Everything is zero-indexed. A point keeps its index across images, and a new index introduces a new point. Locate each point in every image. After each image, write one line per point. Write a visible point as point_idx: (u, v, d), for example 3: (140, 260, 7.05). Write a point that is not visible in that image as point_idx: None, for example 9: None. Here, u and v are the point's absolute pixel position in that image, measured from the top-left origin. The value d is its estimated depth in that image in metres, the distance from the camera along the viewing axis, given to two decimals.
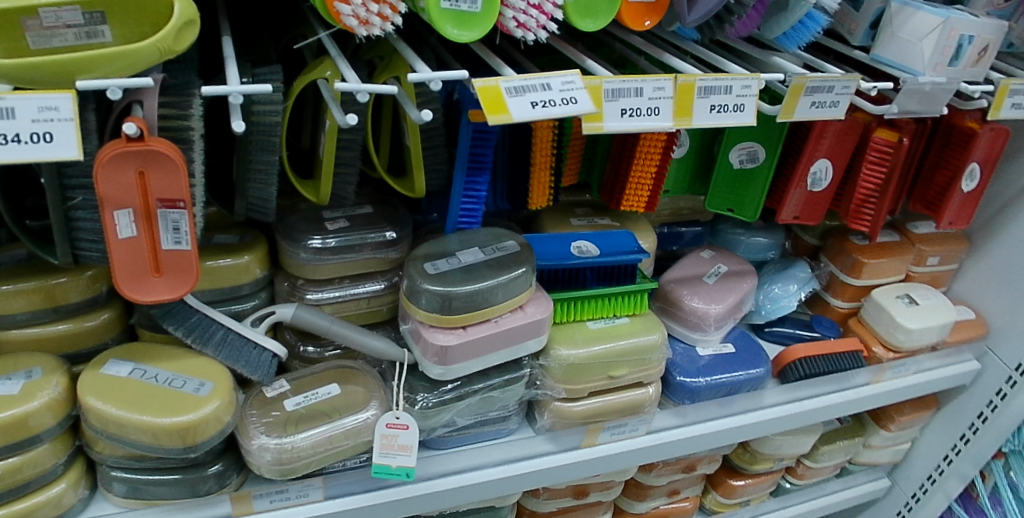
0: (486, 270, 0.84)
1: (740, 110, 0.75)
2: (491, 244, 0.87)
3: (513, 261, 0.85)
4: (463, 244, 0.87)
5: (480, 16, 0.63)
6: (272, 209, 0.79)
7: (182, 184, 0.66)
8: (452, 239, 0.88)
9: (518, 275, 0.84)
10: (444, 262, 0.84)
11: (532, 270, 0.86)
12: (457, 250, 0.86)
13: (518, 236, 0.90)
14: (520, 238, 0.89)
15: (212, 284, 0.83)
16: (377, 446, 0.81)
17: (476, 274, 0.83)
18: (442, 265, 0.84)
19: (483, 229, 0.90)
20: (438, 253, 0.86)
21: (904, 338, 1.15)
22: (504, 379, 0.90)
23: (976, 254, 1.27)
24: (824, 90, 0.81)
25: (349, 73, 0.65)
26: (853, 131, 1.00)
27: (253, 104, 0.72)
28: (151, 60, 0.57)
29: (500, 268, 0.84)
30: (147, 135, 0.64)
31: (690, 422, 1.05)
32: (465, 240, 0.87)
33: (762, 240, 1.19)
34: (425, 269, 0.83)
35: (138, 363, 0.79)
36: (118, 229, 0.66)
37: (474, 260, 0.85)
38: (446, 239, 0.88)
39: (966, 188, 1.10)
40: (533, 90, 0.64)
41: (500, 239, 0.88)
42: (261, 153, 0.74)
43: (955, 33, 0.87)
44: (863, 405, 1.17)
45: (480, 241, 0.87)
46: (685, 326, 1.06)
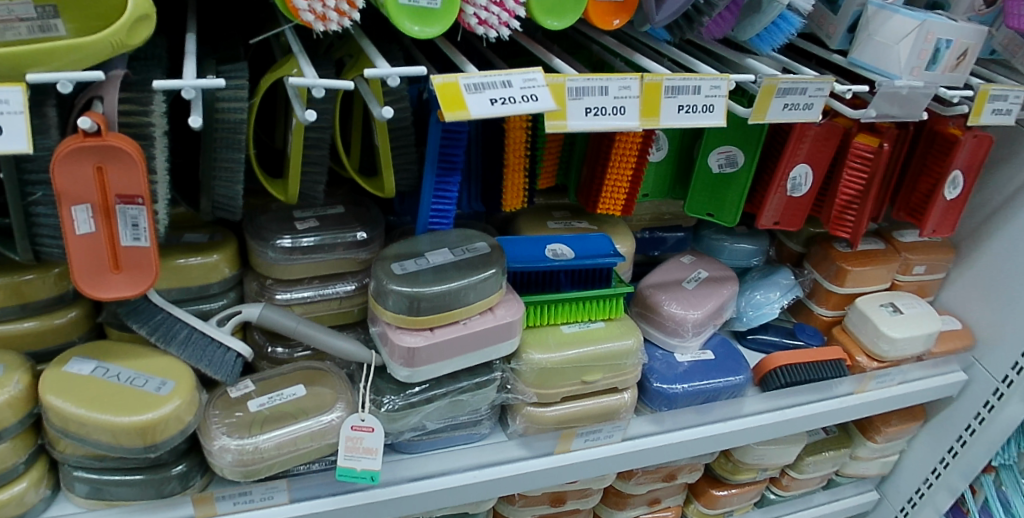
0: (456, 271, 0.84)
1: (709, 111, 0.74)
2: (462, 245, 0.87)
3: (482, 262, 0.85)
4: (433, 245, 0.87)
5: (440, 12, 0.62)
6: (238, 208, 0.79)
7: (140, 181, 0.65)
8: (422, 240, 0.87)
9: (487, 276, 0.84)
10: (413, 262, 0.84)
11: (502, 272, 0.86)
12: (426, 251, 0.86)
13: (489, 239, 0.90)
14: (490, 241, 0.89)
15: (180, 282, 0.82)
16: (342, 448, 0.82)
17: (445, 275, 0.83)
18: (411, 265, 0.84)
19: (454, 230, 0.90)
20: (408, 254, 0.85)
21: (888, 348, 1.14)
22: (473, 382, 0.89)
23: (963, 263, 1.26)
24: (797, 92, 0.80)
25: (309, 69, 0.65)
26: (832, 136, 0.99)
27: (218, 100, 0.71)
28: (104, 54, 0.56)
29: (469, 270, 0.84)
30: (105, 130, 0.63)
31: (668, 430, 1.04)
32: (435, 241, 0.87)
33: (747, 246, 1.18)
34: (395, 269, 0.83)
35: (101, 361, 0.79)
36: (75, 225, 0.66)
37: (444, 261, 0.85)
38: (416, 240, 0.88)
39: (949, 196, 1.09)
40: (493, 87, 0.64)
41: (470, 240, 0.88)
42: (227, 151, 0.73)
43: (931, 37, 0.87)
44: (846, 415, 1.15)
45: (449, 243, 0.87)
46: (663, 332, 1.05)
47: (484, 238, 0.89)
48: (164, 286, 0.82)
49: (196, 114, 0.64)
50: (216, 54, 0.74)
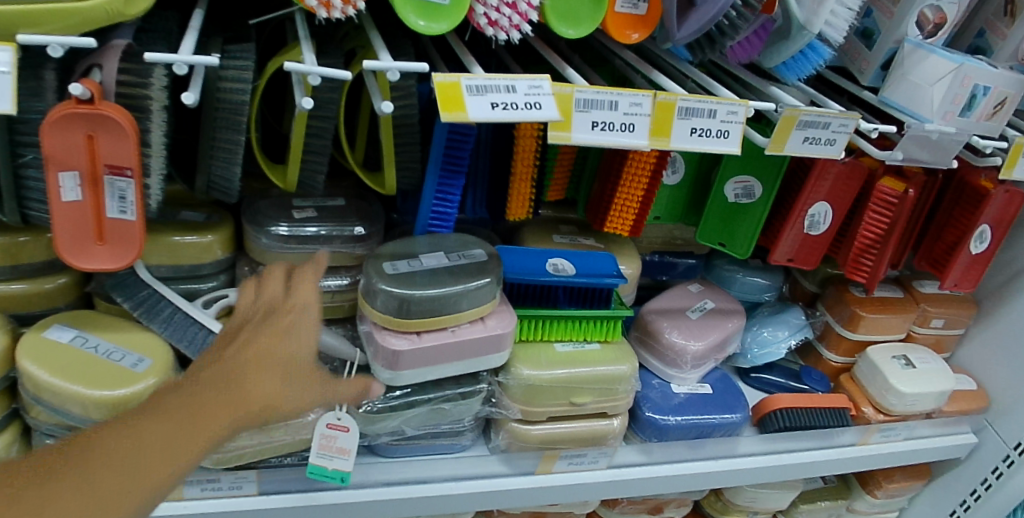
0: (450, 276, 0.81)
1: (723, 137, 0.71)
2: (458, 251, 0.85)
3: (477, 270, 0.83)
4: (429, 249, 0.85)
5: (448, 8, 0.61)
6: (233, 191, 0.77)
7: (131, 154, 0.64)
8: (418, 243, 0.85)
9: (481, 285, 0.82)
10: (407, 263, 0.82)
11: (497, 282, 0.84)
12: (422, 253, 0.84)
13: (488, 246, 0.88)
14: (488, 249, 0.87)
15: (171, 260, 0.81)
16: (315, 446, 0.80)
17: (439, 280, 0.81)
18: (404, 266, 0.81)
19: (454, 234, 0.88)
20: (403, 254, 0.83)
21: (896, 402, 1.10)
22: (459, 392, 0.87)
23: (984, 321, 1.21)
24: (820, 126, 0.76)
25: (310, 56, 0.63)
26: (857, 176, 0.95)
27: (221, 79, 0.70)
28: (99, 22, 0.57)
29: (464, 276, 0.82)
30: (99, 99, 0.62)
31: (656, 462, 1.00)
32: (431, 245, 0.85)
33: (759, 280, 1.14)
34: (388, 270, 0.81)
35: (81, 331, 0.78)
36: (62, 192, 0.65)
37: (439, 265, 0.82)
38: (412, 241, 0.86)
39: (974, 250, 1.05)
40: (495, 91, 0.62)
41: (468, 247, 0.86)
42: (225, 131, 0.72)
43: (967, 82, 0.83)
44: (845, 465, 1.11)
45: (446, 248, 0.85)
46: (662, 361, 1.02)
47: (482, 246, 0.87)
48: (155, 262, 0.81)
49: (192, 92, 0.63)
50: (225, 33, 0.73)
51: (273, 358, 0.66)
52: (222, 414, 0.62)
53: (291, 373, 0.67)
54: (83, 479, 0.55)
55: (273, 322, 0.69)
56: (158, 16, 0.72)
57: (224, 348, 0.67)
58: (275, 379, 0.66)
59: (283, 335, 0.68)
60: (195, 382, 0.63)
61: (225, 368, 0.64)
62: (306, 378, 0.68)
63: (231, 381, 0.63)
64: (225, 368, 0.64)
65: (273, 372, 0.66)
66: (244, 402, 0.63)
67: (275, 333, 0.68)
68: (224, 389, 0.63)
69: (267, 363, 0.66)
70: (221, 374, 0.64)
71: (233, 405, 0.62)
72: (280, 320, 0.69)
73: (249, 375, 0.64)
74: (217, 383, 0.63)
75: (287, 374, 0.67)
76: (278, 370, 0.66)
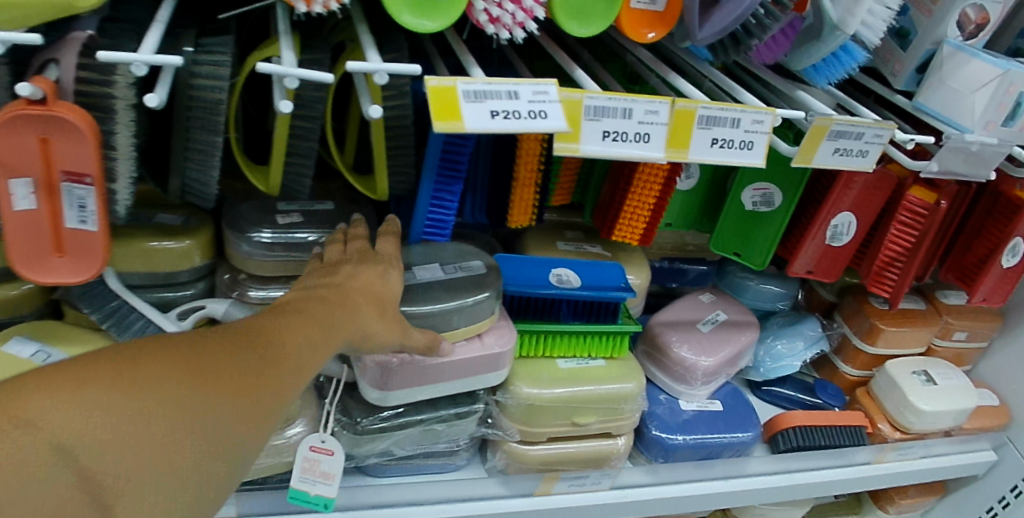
0: (446, 291, 0.75)
1: (747, 148, 0.65)
2: (455, 262, 0.79)
3: (475, 284, 0.77)
4: (423, 260, 0.78)
5: (445, 2, 0.55)
6: (211, 196, 0.71)
7: (89, 159, 0.57)
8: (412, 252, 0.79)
9: (478, 300, 0.76)
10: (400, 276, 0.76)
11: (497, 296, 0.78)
12: (415, 264, 0.78)
13: (487, 258, 0.82)
14: (488, 260, 0.81)
15: (145, 267, 0.75)
16: (297, 469, 0.74)
17: (432, 295, 0.75)
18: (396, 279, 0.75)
19: (450, 243, 0.81)
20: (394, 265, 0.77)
21: (914, 419, 1.03)
22: (454, 413, 0.81)
23: (1009, 334, 1.14)
24: (852, 136, 0.70)
25: (288, 54, 0.57)
26: (884, 185, 0.89)
27: (194, 77, 0.63)
28: (46, 18, 0.51)
29: (459, 291, 0.76)
30: (54, 99, 0.55)
31: (662, 482, 0.94)
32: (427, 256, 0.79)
33: (775, 289, 1.08)
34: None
35: (44, 344, 0.72)
36: (14, 200, 0.59)
37: (433, 278, 0.76)
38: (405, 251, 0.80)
39: (1006, 264, 0.98)
40: (495, 97, 0.56)
41: (465, 258, 0.80)
42: (201, 133, 0.65)
43: (1013, 90, 0.77)
44: (859, 486, 1.05)
45: (441, 259, 0.79)
46: (670, 376, 0.96)
47: (482, 256, 0.81)
48: (127, 269, 0.74)
49: (158, 93, 0.56)
50: (201, 25, 0.66)
51: (380, 291, 0.65)
52: (346, 330, 0.59)
53: (391, 306, 0.66)
54: (249, 362, 0.49)
55: (368, 260, 0.68)
56: (128, 3, 0.66)
57: (325, 274, 0.65)
58: (380, 314, 0.64)
59: (381, 274, 0.67)
60: (315, 298, 0.60)
61: (340, 291, 0.62)
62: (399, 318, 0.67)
63: (350, 304, 0.61)
64: (339, 292, 0.62)
65: (380, 304, 0.65)
66: (361, 325, 0.61)
67: (375, 272, 0.67)
68: (348, 310, 0.60)
69: (375, 294, 0.65)
70: (337, 296, 0.61)
71: (351, 324, 0.60)
72: (375, 258, 0.69)
73: (362, 301, 0.62)
74: (339, 303, 0.60)
75: (389, 308, 0.66)
76: (382, 302, 0.65)
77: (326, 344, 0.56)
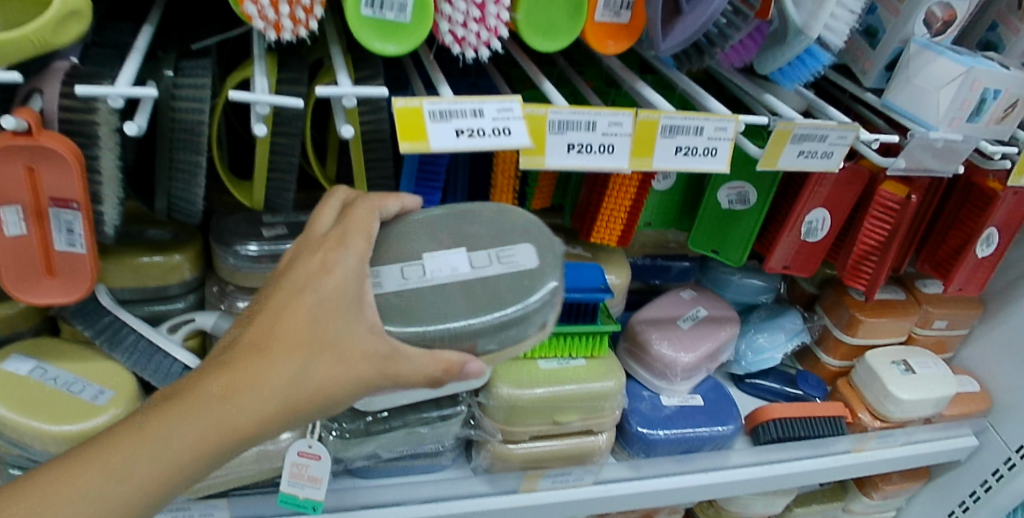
0: (475, 302, 0.63)
1: (711, 155, 0.67)
2: (494, 250, 0.65)
3: (507, 291, 0.64)
4: (448, 244, 0.65)
5: (410, 27, 0.59)
6: (195, 212, 0.72)
7: (74, 185, 0.60)
8: (434, 229, 0.66)
9: (502, 317, 0.63)
10: (417, 275, 0.63)
11: (541, 301, 0.64)
12: (431, 252, 0.65)
13: (541, 239, 0.67)
14: (539, 245, 0.66)
15: (138, 281, 0.77)
16: (285, 474, 0.77)
17: (449, 304, 0.63)
18: (402, 281, 0.63)
19: (493, 211, 0.68)
20: (398, 255, 0.64)
21: (894, 408, 1.06)
22: (438, 415, 0.84)
23: (989, 321, 1.16)
24: (815, 139, 0.72)
25: (260, 80, 0.61)
26: (857, 181, 0.91)
27: (175, 99, 0.65)
28: (26, 53, 0.53)
29: (479, 303, 0.63)
30: (38, 129, 0.57)
31: (644, 476, 0.97)
32: (455, 234, 0.66)
33: (756, 283, 1.11)
34: (376, 290, 0.62)
35: (40, 361, 0.74)
36: (5, 226, 0.62)
37: (456, 278, 0.64)
38: (428, 221, 0.67)
39: (981, 253, 1.01)
40: (460, 115, 0.58)
41: (510, 242, 0.66)
42: (182, 153, 0.67)
43: (977, 86, 0.79)
44: (839, 474, 1.08)
45: (474, 245, 0.66)
46: (651, 373, 0.98)
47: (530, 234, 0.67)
48: (119, 285, 0.77)
49: (138, 121, 0.59)
50: (182, 48, 0.68)
51: (308, 325, 0.55)
52: (244, 395, 0.54)
53: (336, 349, 0.56)
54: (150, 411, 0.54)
55: (297, 275, 0.57)
56: (111, 28, 0.68)
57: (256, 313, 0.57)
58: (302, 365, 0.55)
59: (302, 291, 0.57)
60: (206, 369, 0.55)
61: (238, 353, 0.55)
62: (381, 343, 0.57)
63: (239, 372, 0.54)
64: (232, 355, 0.55)
65: (305, 350, 0.55)
66: (255, 397, 0.54)
67: (294, 296, 0.56)
68: (234, 388, 0.54)
69: (288, 337, 0.55)
70: (233, 363, 0.55)
71: (248, 386, 0.54)
72: (332, 269, 0.58)
73: (268, 363, 0.55)
74: (228, 374, 0.54)
75: (316, 349, 0.55)
76: (308, 344, 0.55)
77: (191, 438, 0.53)
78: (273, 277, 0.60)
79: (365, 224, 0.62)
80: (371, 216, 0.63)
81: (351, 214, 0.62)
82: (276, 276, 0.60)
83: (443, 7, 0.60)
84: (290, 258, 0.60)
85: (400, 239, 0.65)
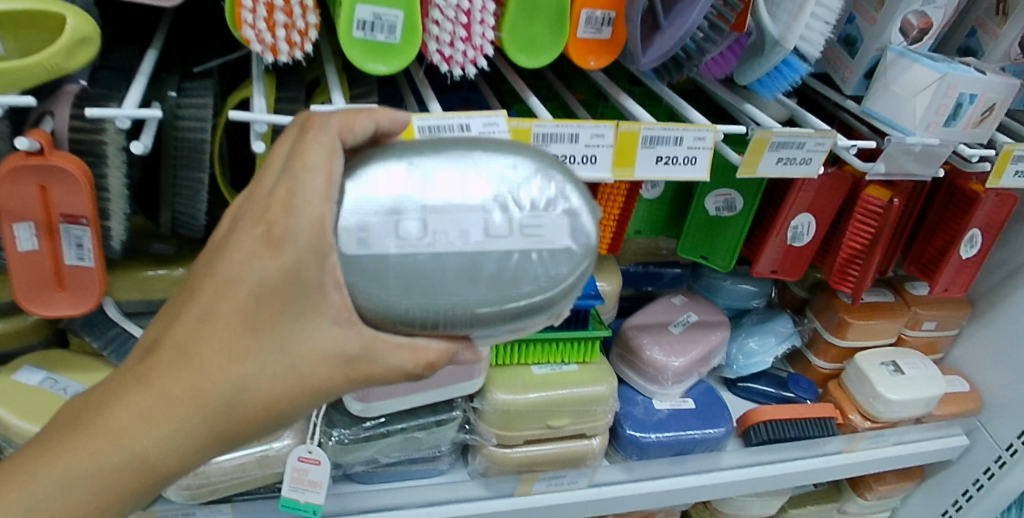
0: (484, 284, 0.52)
1: (691, 164, 0.70)
2: (515, 212, 0.53)
3: (517, 277, 0.52)
4: (464, 192, 0.53)
5: (399, 47, 0.62)
6: (199, 226, 0.76)
7: (83, 202, 0.63)
8: (452, 164, 0.53)
9: (506, 309, 0.52)
10: (415, 235, 0.52)
11: (562, 293, 0.54)
12: (435, 202, 0.52)
13: (571, 202, 0.54)
14: (573, 212, 0.54)
15: (144, 295, 0.80)
16: (287, 479, 0.80)
17: (449, 278, 0.52)
18: (395, 241, 0.52)
19: (512, 157, 0.54)
20: (392, 200, 0.52)
21: (883, 409, 1.08)
22: (434, 420, 0.87)
23: (977, 321, 1.18)
24: (793, 146, 0.75)
25: (259, 100, 0.64)
26: (840, 186, 0.94)
27: (179, 119, 0.68)
28: (40, 78, 0.56)
29: (485, 285, 0.52)
30: (50, 150, 0.61)
31: (638, 478, 0.99)
32: (475, 176, 0.53)
33: (748, 288, 1.13)
34: (363, 252, 0.51)
35: (50, 372, 0.77)
36: (18, 242, 0.64)
37: (466, 245, 0.52)
38: (440, 153, 0.54)
39: (965, 254, 1.03)
40: (448, 131, 0.61)
41: (544, 201, 0.54)
42: (187, 170, 0.70)
43: (952, 91, 0.80)
44: (831, 474, 1.10)
45: (498, 200, 0.53)
46: (643, 377, 1.01)
47: (576, 195, 0.54)
48: (125, 298, 0.79)
49: (144, 141, 0.62)
50: (185, 71, 0.72)
51: (247, 323, 0.49)
52: (188, 403, 0.49)
53: (285, 351, 0.49)
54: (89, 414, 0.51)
55: (230, 261, 0.49)
56: (118, 52, 0.72)
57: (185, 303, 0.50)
58: (248, 369, 0.49)
59: (237, 281, 0.49)
60: (139, 371, 0.50)
61: (168, 357, 0.49)
62: (348, 343, 0.50)
63: (168, 383, 0.49)
64: (159, 361, 0.49)
65: (248, 353, 0.49)
66: (195, 408, 0.49)
67: (228, 286, 0.49)
68: (167, 400, 0.49)
69: (225, 339, 0.49)
70: (160, 371, 0.49)
71: (188, 395, 0.49)
72: (280, 248, 0.48)
73: (203, 371, 0.49)
74: (157, 386, 0.49)
75: (261, 350, 0.49)
76: (250, 345, 0.49)
77: (127, 450, 0.49)
78: (209, 248, 0.51)
79: (329, 178, 0.50)
80: (334, 156, 0.50)
81: (309, 158, 0.50)
82: (206, 255, 0.51)
83: (430, 28, 0.63)
84: (230, 223, 0.51)
85: (402, 171, 0.53)
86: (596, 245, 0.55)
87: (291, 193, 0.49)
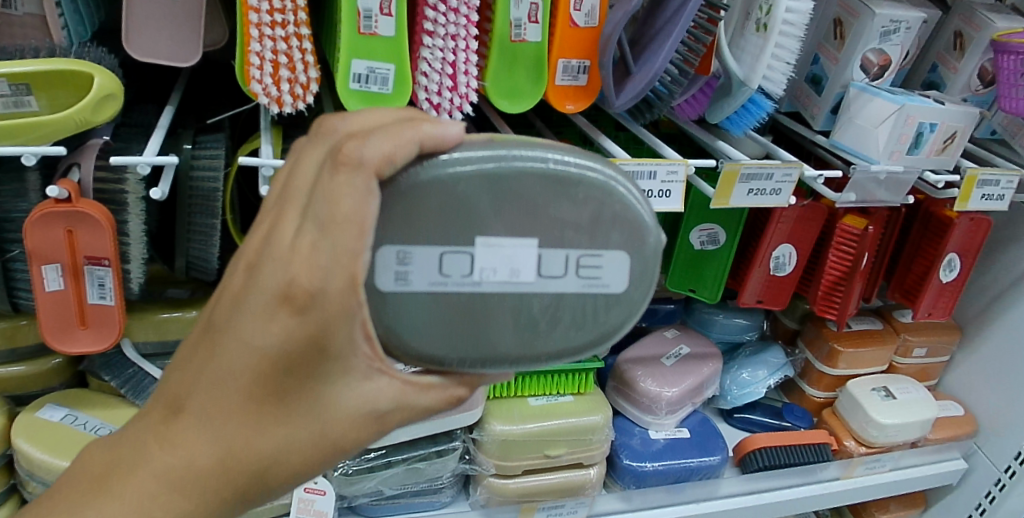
0: (526, 329, 0.52)
1: (666, 196, 0.76)
2: (567, 257, 0.51)
3: (564, 325, 0.52)
4: (517, 232, 0.50)
5: (391, 96, 0.68)
6: (212, 269, 0.81)
7: (106, 244, 0.69)
8: (511, 196, 0.49)
9: (546, 356, 0.53)
10: (459, 274, 0.50)
11: (602, 337, 0.54)
12: (487, 237, 0.50)
13: (622, 249, 0.52)
14: (628, 254, 0.53)
15: (159, 336, 0.85)
16: (294, 510, 0.84)
17: (495, 321, 0.51)
18: (440, 279, 0.50)
19: (569, 195, 0.50)
20: (438, 235, 0.50)
21: (877, 433, 1.10)
22: (434, 450, 0.91)
23: (967, 346, 1.21)
24: (762, 178, 0.81)
25: (266, 148, 0.70)
26: (818, 216, 0.99)
27: (193, 170, 0.74)
28: (71, 130, 0.63)
29: (528, 333, 0.52)
30: (77, 197, 0.67)
31: (637, 508, 1.02)
32: (531, 212, 0.50)
33: (740, 321, 1.17)
34: (401, 289, 0.50)
35: (72, 409, 0.82)
36: (46, 283, 0.70)
37: (510, 286, 0.51)
38: (503, 184, 0.49)
39: (945, 278, 1.07)
40: None
41: (600, 243, 0.52)
42: (201, 217, 0.76)
43: (912, 121, 0.85)
44: (829, 501, 1.12)
45: (550, 239, 0.51)
46: (638, 408, 1.04)
47: (627, 244, 0.52)
48: (142, 339, 0.84)
49: (162, 187, 0.68)
50: (197, 125, 0.78)
51: (272, 388, 0.45)
52: (217, 466, 0.46)
53: (318, 418, 0.46)
54: (106, 472, 0.46)
55: (250, 325, 0.43)
56: (139, 112, 0.79)
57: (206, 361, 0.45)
58: (283, 432, 0.46)
59: (264, 351, 0.43)
60: (164, 430, 0.46)
61: (194, 417, 0.45)
62: (381, 399, 0.47)
63: (195, 448, 0.45)
64: (185, 426, 0.45)
65: (279, 421, 0.46)
66: (223, 475, 0.46)
67: (255, 353, 0.44)
68: (192, 468, 0.45)
69: (253, 405, 0.45)
70: (184, 435, 0.45)
71: (217, 458, 0.45)
72: (306, 315, 0.42)
73: (234, 437, 0.45)
74: (183, 450, 0.45)
75: (294, 413, 0.45)
76: (281, 406, 0.45)
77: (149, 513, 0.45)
78: (226, 295, 0.45)
79: (361, 229, 0.42)
80: (369, 200, 0.42)
81: (339, 205, 0.42)
82: (222, 304, 0.45)
83: (420, 78, 0.70)
84: (246, 270, 0.44)
85: (459, 203, 0.49)
86: (641, 290, 0.54)
87: (315, 248, 0.42)
